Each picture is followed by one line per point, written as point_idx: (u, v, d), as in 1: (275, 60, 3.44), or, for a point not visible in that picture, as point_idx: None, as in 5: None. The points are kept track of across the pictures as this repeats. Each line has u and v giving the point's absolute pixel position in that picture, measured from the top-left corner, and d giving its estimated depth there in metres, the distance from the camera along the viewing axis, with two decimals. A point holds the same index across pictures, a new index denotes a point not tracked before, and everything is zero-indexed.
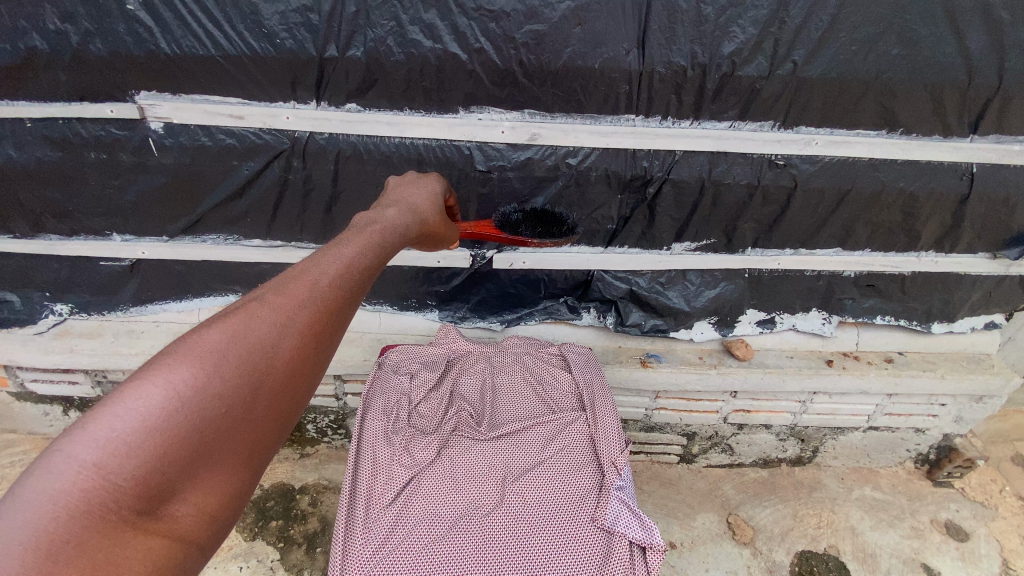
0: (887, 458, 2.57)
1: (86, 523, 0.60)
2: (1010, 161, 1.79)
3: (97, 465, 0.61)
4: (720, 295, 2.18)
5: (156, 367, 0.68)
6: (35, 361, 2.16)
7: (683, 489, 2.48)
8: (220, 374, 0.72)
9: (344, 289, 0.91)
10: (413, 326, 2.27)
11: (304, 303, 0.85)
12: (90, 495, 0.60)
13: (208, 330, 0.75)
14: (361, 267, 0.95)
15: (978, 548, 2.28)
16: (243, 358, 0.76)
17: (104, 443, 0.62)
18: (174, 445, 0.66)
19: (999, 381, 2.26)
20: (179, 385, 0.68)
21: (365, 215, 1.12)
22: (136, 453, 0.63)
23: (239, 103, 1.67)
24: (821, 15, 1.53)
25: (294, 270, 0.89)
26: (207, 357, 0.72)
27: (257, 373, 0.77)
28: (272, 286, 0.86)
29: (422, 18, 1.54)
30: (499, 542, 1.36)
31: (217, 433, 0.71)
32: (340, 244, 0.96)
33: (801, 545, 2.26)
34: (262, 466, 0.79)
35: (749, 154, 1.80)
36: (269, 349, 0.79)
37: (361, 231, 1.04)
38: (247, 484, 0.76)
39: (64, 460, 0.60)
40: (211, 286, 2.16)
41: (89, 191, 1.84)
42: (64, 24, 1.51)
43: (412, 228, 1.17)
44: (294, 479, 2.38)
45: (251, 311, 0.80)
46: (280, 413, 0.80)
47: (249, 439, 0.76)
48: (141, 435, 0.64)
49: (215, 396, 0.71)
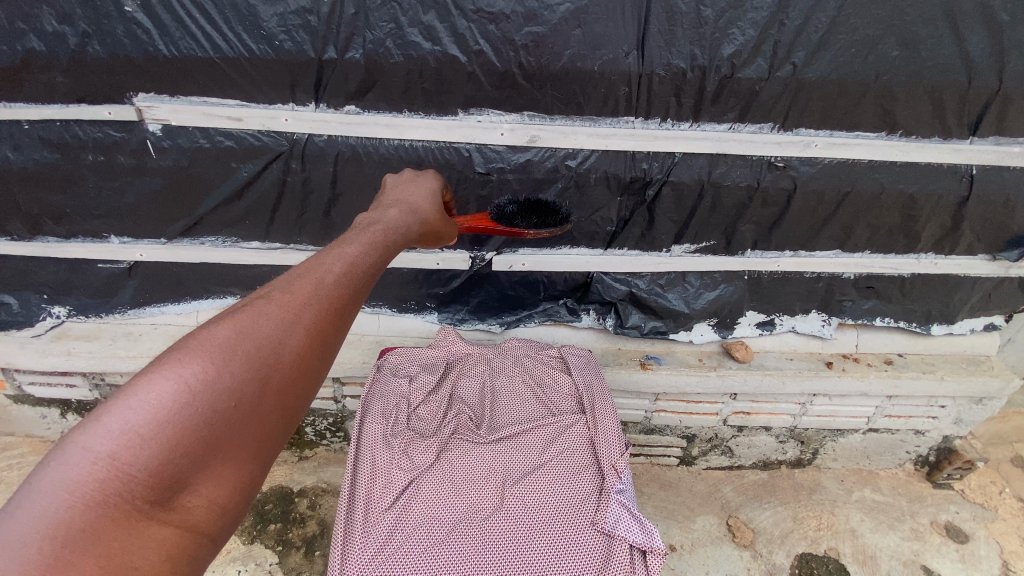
0: (887, 460, 2.58)
1: (100, 512, 0.61)
2: (1010, 163, 1.79)
3: (111, 456, 0.62)
4: (720, 297, 2.17)
5: (168, 362, 0.70)
6: (32, 364, 2.15)
7: (683, 492, 2.48)
8: (229, 369, 0.73)
9: (348, 288, 0.90)
10: (412, 329, 2.26)
11: (310, 301, 0.85)
12: (104, 485, 0.62)
13: (216, 327, 0.77)
14: (364, 268, 0.94)
15: (978, 549, 2.28)
16: (251, 354, 0.76)
17: (118, 435, 0.63)
18: (185, 439, 0.67)
19: (999, 383, 2.26)
20: (190, 379, 0.69)
21: (366, 216, 1.12)
22: (149, 445, 0.65)
23: (238, 105, 1.67)
24: (821, 17, 1.53)
25: (300, 269, 0.89)
26: (218, 353, 0.73)
27: (265, 369, 0.77)
28: (278, 284, 0.86)
29: (421, 20, 1.54)
30: (501, 540, 1.36)
31: (226, 427, 0.72)
32: (345, 243, 0.96)
33: (801, 548, 2.25)
34: (269, 460, 0.79)
35: (749, 156, 1.79)
36: (276, 346, 0.79)
37: (364, 231, 1.03)
38: (257, 478, 0.77)
39: (78, 451, 0.61)
40: (210, 289, 2.15)
41: (87, 192, 1.83)
42: (62, 26, 1.50)
43: (414, 230, 1.16)
44: (293, 481, 2.37)
45: (258, 309, 0.81)
46: (288, 409, 0.80)
47: (258, 434, 0.76)
48: (154, 428, 0.65)
49: (225, 391, 0.72)
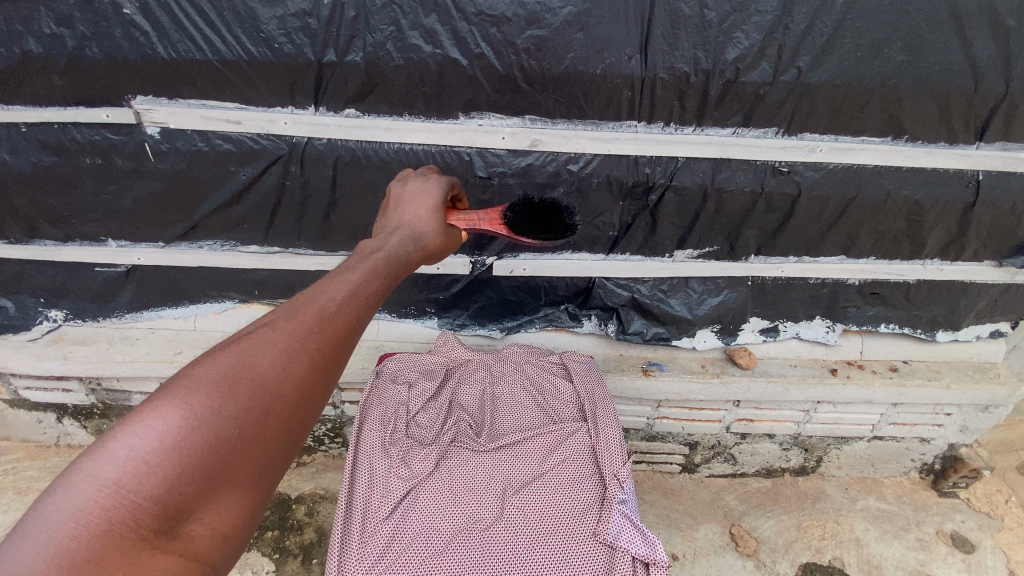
0: (892, 468, 2.55)
1: (105, 541, 0.59)
2: (1015, 169, 1.77)
3: (117, 483, 0.61)
4: (722, 303, 2.14)
5: (174, 390, 0.69)
6: (29, 368, 2.14)
7: (686, 500, 2.44)
8: (235, 397, 0.72)
9: (353, 314, 0.88)
10: (412, 334, 2.25)
11: (314, 329, 0.82)
12: (110, 513, 0.60)
13: (221, 354, 0.75)
14: (367, 295, 0.92)
15: (984, 559, 2.25)
16: (255, 381, 0.75)
17: (124, 461, 0.62)
18: (189, 467, 0.66)
19: (1005, 391, 2.24)
20: (196, 407, 0.68)
21: (367, 242, 1.09)
22: (155, 471, 0.63)
23: (236, 108, 1.65)
24: (825, 21, 1.51)
25: (303, 295, 0.87)
26: (223, 380, 0.72)
27: (268, 396, 0.75)
28: (281, 311, 0.84)
29: (422, 23, 1.52)
30: (503, 555, 1.33)
31: (231, 454, 0.70)
32: (348, 269, 0.94)
33: (805, 557, 2.23)
34: (272, 486, 0.76)
35: (753, 161, 1.77)
36: (279, 373, 0.77)
37: (365, 257, 1.01)
38: (259, 503, 0.74)
39: (83, 479, 0.60)
40: (207, 292, 2.13)
41: (84, 196, 1.81)
42: (59, 28, 1.49)
43: (414, 257, 1.12)
44: (291, 488, 2.34)
45: (263, 335, 0.79)
46: (292, 435, 0.78)
47: (262, 458, 0.74)
48: (160, 455, 0.64)
49: (230, 418, 0.70)
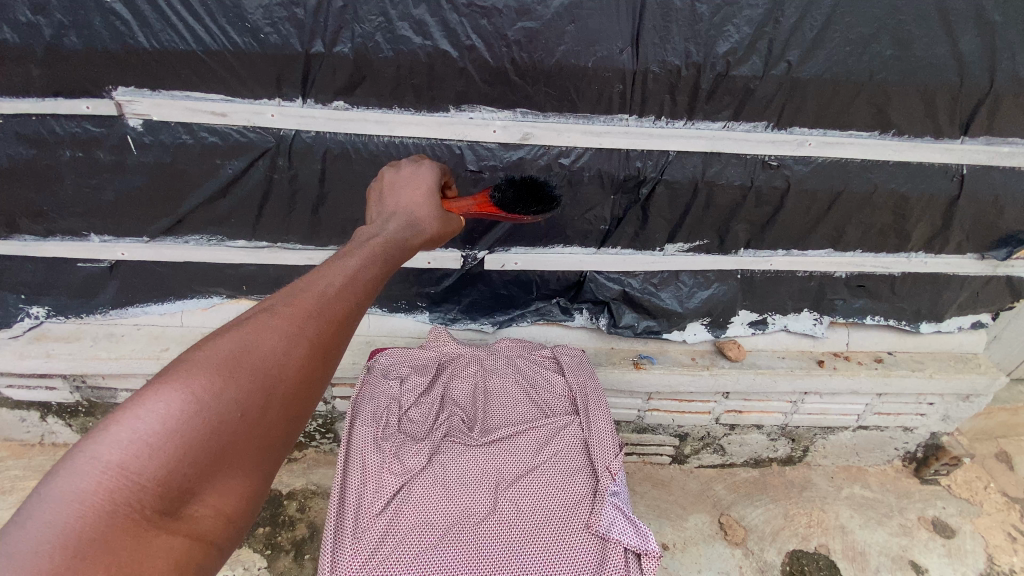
0: (876, 457, 2.60)
1: (109, 522, 0.59)
2: (998, 164, 1.80)
3: (120, 465, 0.60)
4: (712, 296, 2.17)
5: (174, 373, 0.68)
6: (10, 366, 2.09)
7: (676, 491, 2.48)
8: (235, 381, 0.71)
9: (351, 299, 0.87)
10: (403, 328, 2.24)
11: (313, 313, 0.81)
12: (114, 495, 0.60)
13: (221, 339, 0.74)
14: (366, 281, 0.91)
15: (963, 544, 2.32)
16: (256, 365, 0.74)
17: (127, 444, 0.61)
18: (193, 449, 0.65)
19: (986, 380, 2.29)
20: (198, 391, 0.68)
21: (364, 229, 1.08)
22: (158, 454, 0.63)
23: (222, 100, 1.62)
24: (816, 14, 1.52)
25: (301, 281, 0.86)
26: (224, 365, 0.71)
27: (270, 380, 0.74)
28: (281, 296, 0.83)
29: (411, 14, 1.50)
30: (496, 545, 1.35)
31: (234, 437, 0.69)
32: (345, 256, 0.93)
33: (792, 545, 2.27)
34: (275, 469, 0.76)
35: (743, 154, 1.78)
36: (280, 358, 0.76)
37: (362, 244, 1.00)
38: (261, 486, 0.74)
39: (87, 461, 0.60)
40: (194, 287, 2.10)
41: (65, 190, 1.77)
42: (36, 15, 1.44)
43: (413, 243, 1.11)
44: (282, 484, 2.33)
45: (263, 320, 0.78)
46: (292, 418, 0.77)
47: (263, 442, 0.73)
48: (163, 438, 0.63)
49: (232, 402, 0.70)
